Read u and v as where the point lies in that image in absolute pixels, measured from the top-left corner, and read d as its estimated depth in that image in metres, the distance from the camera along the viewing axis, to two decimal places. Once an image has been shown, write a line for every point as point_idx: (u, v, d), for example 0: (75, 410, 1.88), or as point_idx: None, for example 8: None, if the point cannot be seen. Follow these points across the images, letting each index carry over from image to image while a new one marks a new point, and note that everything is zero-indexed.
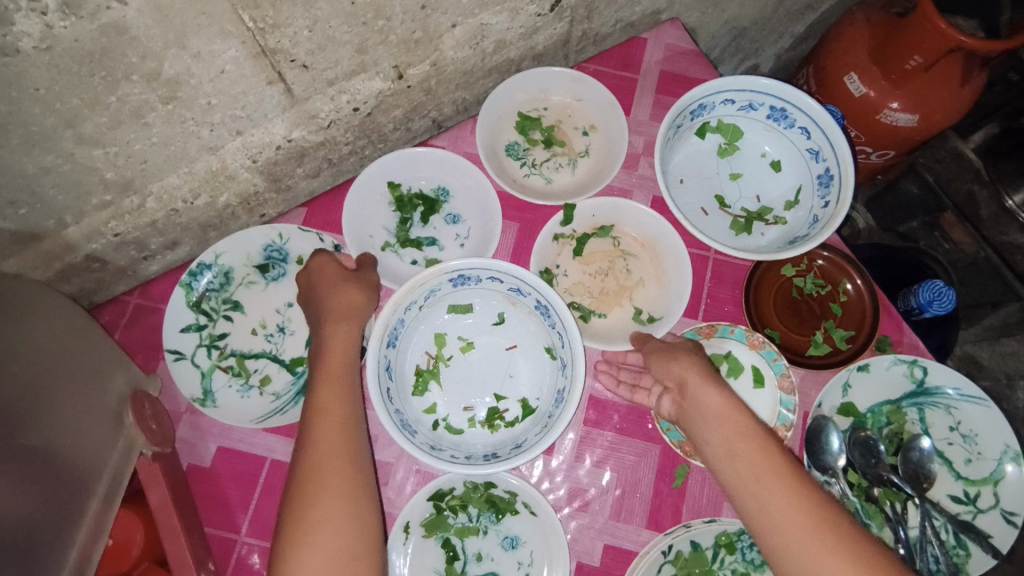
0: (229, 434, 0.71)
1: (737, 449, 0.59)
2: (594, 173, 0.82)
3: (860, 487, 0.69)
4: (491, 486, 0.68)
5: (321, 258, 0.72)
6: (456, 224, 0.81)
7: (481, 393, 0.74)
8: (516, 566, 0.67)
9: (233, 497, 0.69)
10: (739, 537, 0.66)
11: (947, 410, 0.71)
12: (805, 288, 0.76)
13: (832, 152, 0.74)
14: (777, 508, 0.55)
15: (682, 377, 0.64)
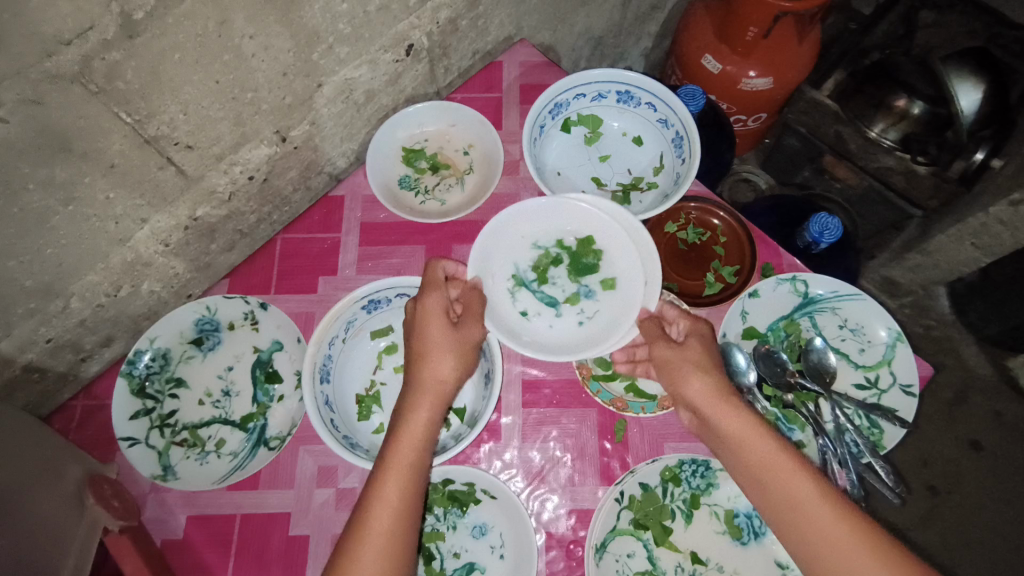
0: (196, 501, 0.74)
1: (750, 460, 0.60)
2: (480, 184, 0.90)
3: (776, 398, 0.77)
4: (447, 482, 0.72)
5: (432, 297, 0.70)
6: (589, 298, 0.80)
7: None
8: (489, 550, 0.71)
9: (210, 560, 0.72)
10: (681, 468, 0.71)
11: (833, 311, 0.79)
12: (689, 239, 0.85)
13: (676, 117, 0.84)
14: (816, 534, 0.55)
15: (691, 394, 0.65)
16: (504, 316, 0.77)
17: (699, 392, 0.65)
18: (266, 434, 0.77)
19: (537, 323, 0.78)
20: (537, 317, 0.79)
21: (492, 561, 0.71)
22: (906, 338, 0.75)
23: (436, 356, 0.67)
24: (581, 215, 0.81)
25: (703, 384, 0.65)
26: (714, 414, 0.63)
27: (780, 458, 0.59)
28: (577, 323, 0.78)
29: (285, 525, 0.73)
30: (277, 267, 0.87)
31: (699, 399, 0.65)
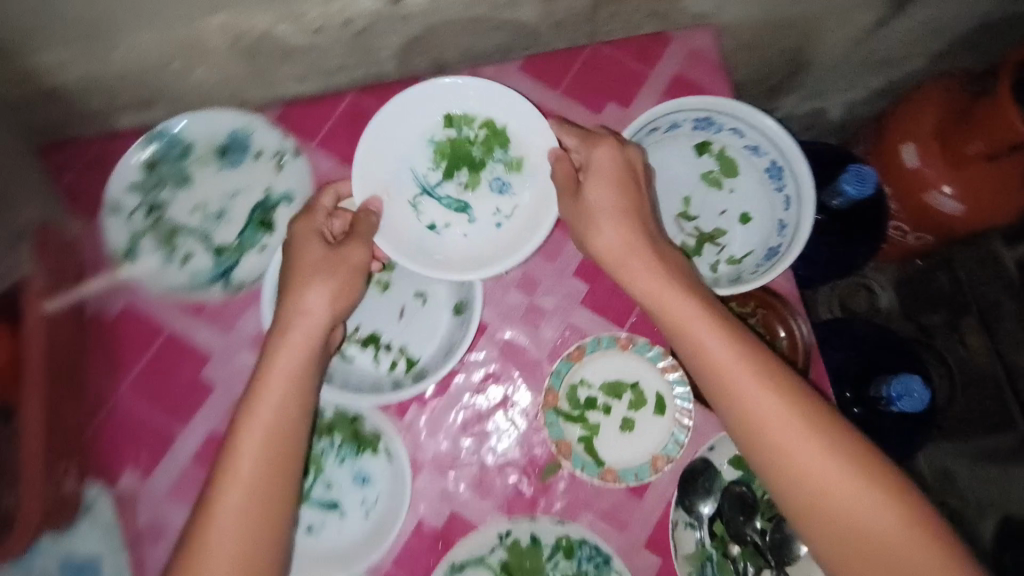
0: (136, 293, 0.72)
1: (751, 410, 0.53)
2: (539, 197, 0.72)
3: (720, 541, 0.67)
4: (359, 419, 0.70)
5: (301, 224, 0.64)
6: (503, 194, 0.74)
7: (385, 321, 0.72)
8: (357, 506, 0.69)
9: (122, 352, 0.71)
10: (580, 545, 0.66)
11: None
12: None
13: (793, 231, 0.68)
14: (807, 465, 0.51)
15: (762, 417, 0.53)
16: (402, 229, 0.72)
17: (758, 411, 0.53)
18: (231, 274, 0.74)
19: (447, 235, 0.74)
20: (448, 229, 0.74)
21: (355, 516, 0.69)
22: None
23: (321, 274, 0.60)
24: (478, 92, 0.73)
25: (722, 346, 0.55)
26: (778, 432, 0.52)
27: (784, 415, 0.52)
28: (495, 224, 0.74)
29: (199, 364, 0.72)
30: (329, 124, 0.80)
31: (778, 436, 0.52)
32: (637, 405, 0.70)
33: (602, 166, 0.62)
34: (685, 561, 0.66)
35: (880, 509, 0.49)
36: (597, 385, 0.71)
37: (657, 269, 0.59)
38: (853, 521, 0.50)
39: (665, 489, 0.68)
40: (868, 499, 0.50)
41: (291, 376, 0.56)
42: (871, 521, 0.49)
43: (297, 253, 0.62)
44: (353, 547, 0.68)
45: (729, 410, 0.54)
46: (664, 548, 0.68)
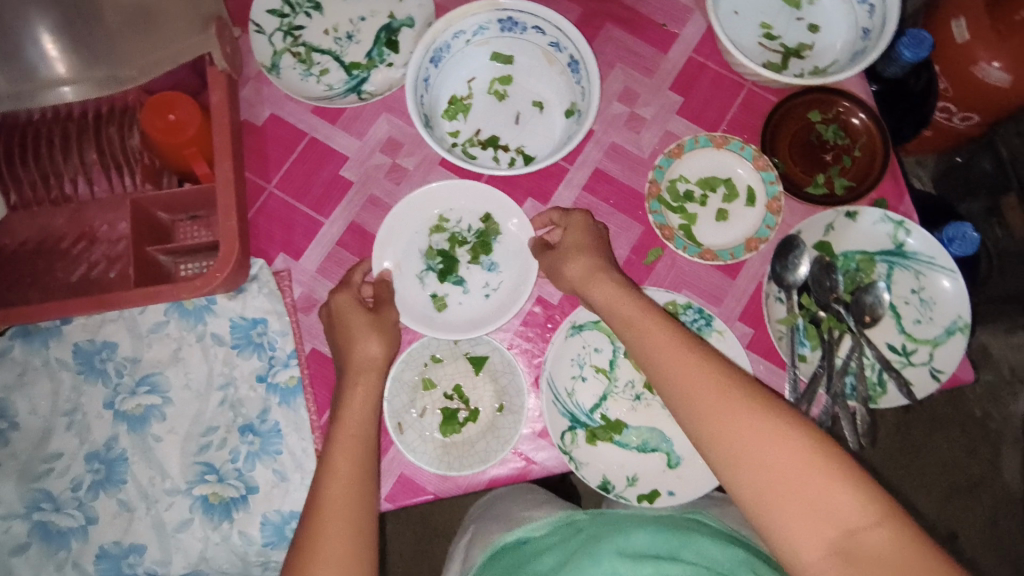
0: (282, 105, 0.82)
1: (708, 404, 0.53)
2: (507, 298, 0.76)
3: (808, 310, 0.75)
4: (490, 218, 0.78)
5: (342, 295, 0.71)
6: (490, 275, 0.78)
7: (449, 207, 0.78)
8: (480, 288, 0.77)
9: (272, 154, 0.80)
10: (684, 309, 0.74)
11: (915, 274, 0.76)
12: (825, 135, 0.79)
13: (879, 34, 0.76)
14: (766, 446, 0.50)
15: (685, 380, 0.55)
16: (411, 299, 0.76)
17: (668, 349, 0.58)
18: (363, 86, 0.83)
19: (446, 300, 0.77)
20: (447, 293, 0.77)
21: (477, 295, 0.77)
22: (966, 331, 0.73)
23: (363, 337, 0.68)
24: (465, 191, 0.78)
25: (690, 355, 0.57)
26: (736, 417, 0.52)
27: (746, 412, 0.52)
28: (483, 296, 0.77)
29: (337, 165, 0.81)
30: None
31: (699, 393, 0.54)
32: (728, 196, 0.78)
33: (579, 223, 0.73)
34: (776, 323, 0.74)
35: (777, 447, 0.50)
36: (693, 179, 0.79)
37: (598, 276, 0.67)
38: (757, 470, 0.50)
39: (757, 270, 0.77)
40: (764, 437, 0.50)
41: (358, 426, 0.62)
42: (768, 460, 0.50)
43: (345, 326, 0.69)
44: (471, 319, 0.76)
45: (669, 387, 0.57)
46: (758, 319, 0.76)
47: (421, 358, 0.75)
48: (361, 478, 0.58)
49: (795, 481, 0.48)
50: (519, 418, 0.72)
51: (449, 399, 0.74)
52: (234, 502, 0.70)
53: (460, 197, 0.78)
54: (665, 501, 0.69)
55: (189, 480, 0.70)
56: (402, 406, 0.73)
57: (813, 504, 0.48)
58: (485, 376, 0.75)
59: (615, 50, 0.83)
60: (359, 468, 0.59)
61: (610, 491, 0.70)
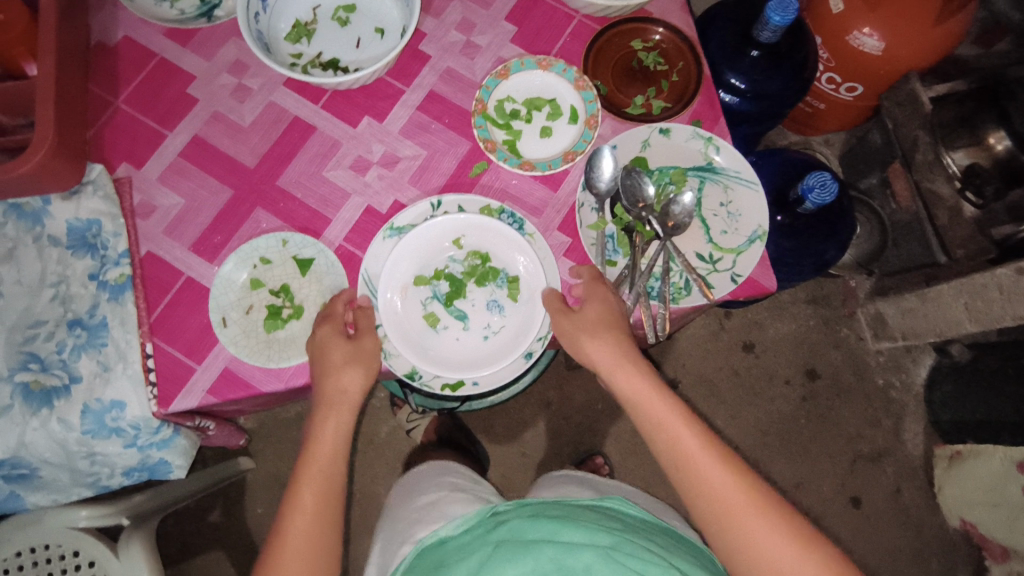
0: (135, 27, 0.86)
1: (723, 506, 0.65)
2: (505, 345, 0.79)
3: (621, 219, 0.79)
4: (516, 283, 0.80)
5: (323, 327, 0.74)
6: (493, 314, 0.80)
7: (514, 272, 0.80)
8: (480, 327, 0.80)
9: (122, 72, 0.84)
10: (499, 214, 0.79)
11: (723, 188, 0.81)
12: (645, 61, 0.85)
13: None
14: (756, 532, 0.63)
15: (682, 444, 0.69)
16: (402, 323, 0.78)
17: (693, 443, 0.68)
18: (214, 12, 0.86)
19: (444, 333, 0.79)
20: (447, 327, 0.79)
21: (476, 334, 0.79)
22: (764, 241, 0.78)
23: (346, 371, 0.73)
24: (490, 231, 0.80)
25: (692, 436, 0.69)
26: (734, 509, 0.64)
27: (744, 499, 0.65)
28: (481, 336, 0.80)
29: (185, 84, 0.85)
30: None
31: (688, 450, 0.68)
32: (551, 118, 0.83)
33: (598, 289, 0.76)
34: (586, 229, 0.78)
35: (760, 514, 0.64)
36: (519, 99, 0.84)
37: (625, 363, 0.74)
38: (735, 510, 0.64)
39: (577, 182, 0.81)
40: (731, 484, 0.65)
41: (330, 457, 0.74)
42: (738, 505, 0.64)
43: (324, 354, 0.73)
44: (460, 359, 0.79)
45: (642, 413, 0.72)
46: (575, 229, 0.80)
47: (250, 259, 0.79)
48: (326, 516, 0.70)
49: (757, 530, 0.63)
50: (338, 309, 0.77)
51: (274, 297, 0.78)
52: (56, 391, 0.73)
53: (484, 237, 0.80)
54: (470, 389, 0.77)
55: (12, 367, 0.73)
56: (229, 303, 0.77)
57: (765, 548, 0.63)
58: (311, 278, 0.79)
59: None
60: (324, 486, 0.72)
61: (416, 379, 0.77)
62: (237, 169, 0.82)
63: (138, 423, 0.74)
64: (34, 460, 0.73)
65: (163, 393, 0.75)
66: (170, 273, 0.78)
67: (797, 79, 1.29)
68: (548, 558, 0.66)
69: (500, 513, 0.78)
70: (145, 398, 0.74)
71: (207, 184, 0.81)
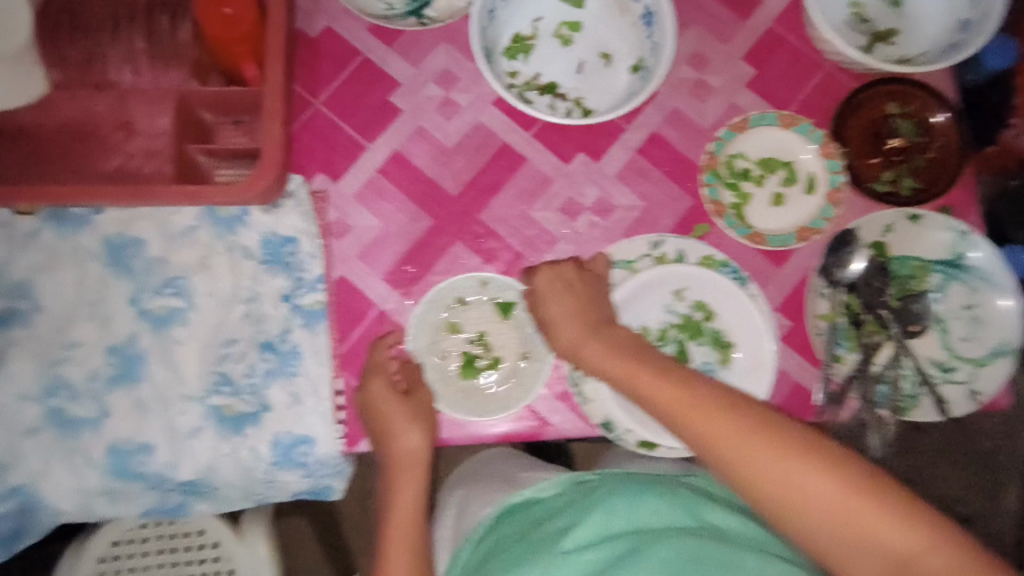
0: (341, 20, 0.78)
1: (844, 526, 0.46)
2: None
3: (852, 309, 0.73)
4: (731, 347, 0.71)
5: (375, 384, 0.69)
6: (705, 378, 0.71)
7: (731, 334, 0.71)
8: None
9: (323, 70, 0.77)
10: (720, 267, 0.71)
11: (970, 289, 0.73)
12: (901, 130, 0.76)
13: (978, 26, 0.71)
14: (907, 561, 0.45)
15: (721, 438, 0.52)
16: None
17: (728, 434, 0.51)
18: (425, 10, 0.77)
19: None
20: None
21: None
22: (1010, 357, 0.71)
23: (401, 434, 0.68)
24: (718, 286, 0.71)
25: (738, 423, 0.52)
26: (855, 525, 0.46)
27: (850, 500, 0.47)
28: None
29: (389, 92, 0.78)
30: None
31: (730, 447, 0.51)
32: (788, 182, 0.75)
33: (547, 284, 0.70)
34: (817, 320, 0.72)
35: (908, 535, 0.45)
36: (753, 158, 0.76)
37: (619, 349, 0.64)
38: (846, 531, 0.46)
39: (805, 260, 0.74)
40: (817, 478, 0.48)
41: (414, 457, 0.69)
42: (879, 535, 0.46)
43: (367, 394, 0.69)
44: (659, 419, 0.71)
45: (658, 411, 0.57)
46: (798, 312, 0.74)
47: (446, 300, 0.73)
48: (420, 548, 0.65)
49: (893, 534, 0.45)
50: (541, 367, 0.73)
51: (471, 345, 0.73)
52: (247, 417, 0.70)
53: (713, 291, 0.71)
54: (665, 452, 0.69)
55: (206, 389, 0.70)
56: (426, 347, 0.72)
57: None
58: (511, 324, 0.74)
59: (693, 10, 0.79)
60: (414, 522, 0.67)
61: (611, 432, 0.70)
62: (439, 196, 0.76)
63: (325, 461, 0.70)
64: (218, 481, 0.70)
65: (351, 432, 0.72)
66: (362, 302, 0.74)
67: None
68: (688, 553, 0.52)
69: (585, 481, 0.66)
70: (333, 436, 0.70)
71: (407, 209, 0.76)
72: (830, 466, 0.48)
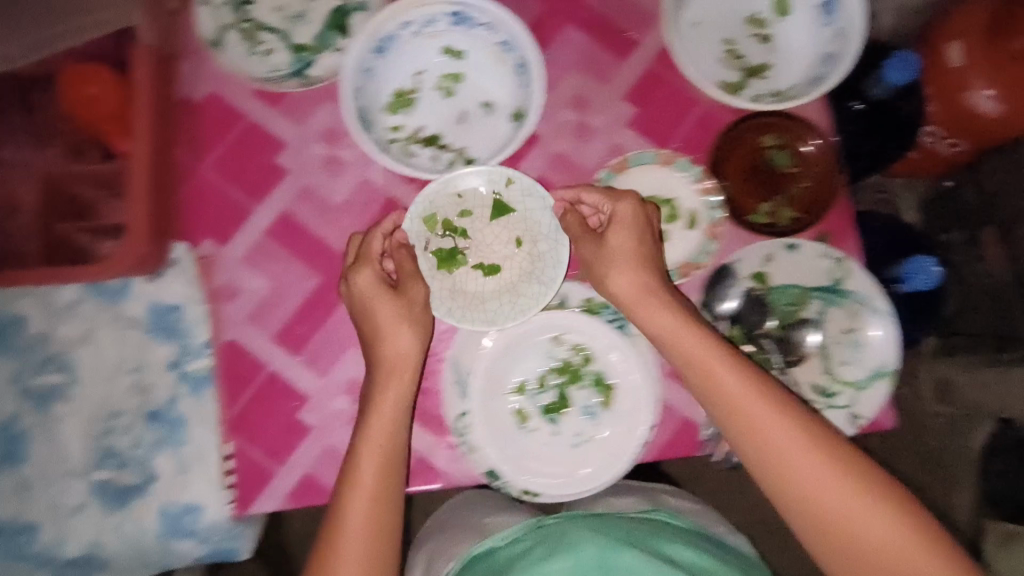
0: (224, 83, 0.79)
1: (784, 460, 0.60)
2: (599, 458, 0.70)
3: (734, 340, 0.74)
4: (611, 390, 0.71)
5: (365, 275, 0.69)
6: (589, 422, 0.71)
7: (610, 376, 0.71)
8: (570, 435, 0.71)
9: (207, 135, 0.78)
10: (602, 308, 0.72)
11: (849, 314, 0.74)
12: (777, 160, 0.77)
13: (840, 60, 0.73)
14: (832, 495, 0.58)
15: (727, 389, 0.63)
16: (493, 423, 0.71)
17: (737, 390, 0.63)
18: (308, 70, 0.79)
19: (532, 437, 0.71)
20: (537, 430, 0.71)
21: (565, 441, 0.71)
22: (889, 380, 0.73)
23: (396, 334, 0.67)
24: (593, 331, 0.72)
25: (735, 379, 0.63)
26: (820, 482, 0.59)
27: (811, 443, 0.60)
28: (571, 443, 0.71)
29: (274, 152, 0.78)
30: None
31: (731, 395, 0.62)
32: (669, 221, 0.76)
33: (625, 216, 0.69)
34: None
35: (836, 477, 0.59)
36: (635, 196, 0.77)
37: (649, 298, 0.67)
38: (806, 488, 0.59)
39: (689, 296, 0.76)
40: (792, 432, 0.60)
41: (395, 408, 0.66)
42: (804, 472, 0.59)
43: (373, 309, 0.68)
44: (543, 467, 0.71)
45: (693, 371, 0.65)
46: None
47: (430, 217, 0.73)
48: (379, 520, 0.63)
49: (823, 492, 0.58)
50: (547, 290, 0.71)
51: (429, 251, 0.73)
52: (132, 489, 0.71)
53: (590, 335, 0.72)
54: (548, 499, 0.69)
55: (89, 464, 0.71)
56: (418, 240, 0.73)
57: (866, 524, 0.57)
58: (514, 218, 0.74)
59: (573, 53, 0.80)
60: (386, 474, 0.64)
61: (496, 481, 0.70)
62: (327, 254, 0.77)
63: (215, 528, 0.71)
64: (108, 556, 0.71)
65: (240, 496, 0.71)
66: (251, 366, 0.74)
67: (903, 140, 1.18)
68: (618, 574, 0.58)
69: (546, 523, 0.69)
70: (223, 500, 0.72)
71: (295, 268, 0.76)
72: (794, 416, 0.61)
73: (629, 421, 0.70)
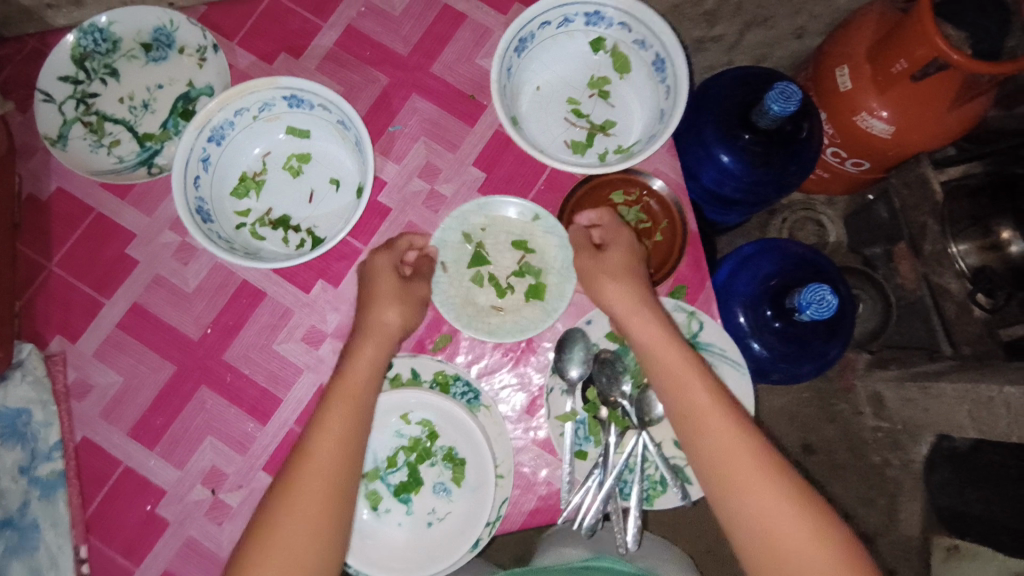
0: (70, 178, 0.79)
1: (716, 455, 0.61)
2: (450, 536, 0.70)
3: (592, 404, 0.73)
4: (462, 464, 0.72)
5: (380, 257, 0.72)
6: (442, 498, 0.72)
7: (460, 450, 0.72)
8: (424, 512, 0.71)
9: (55, 231, 0.78)
10: (454, 380, 0.73)
11: None
12: (626, 216, 0.79)
13: (669, 116, 0.73)
14: (754, 500, 0.59)
15: (655, 353, 0.67)
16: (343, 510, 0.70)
17: (654, 346, 0.67)
18: (155, 159, 0.79)
19: (385, 520, 0.70)
20: (391, 512, 0.71)
21: (420, 521, 0.71)
22: None
23: (379, 304, 0.69)
24: (436, 409, 0.72)
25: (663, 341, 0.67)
26: (741, 479, 0.60)
27: (742, 442, 0.61)
28: (425, 522, 0.71)
29: (124, 243, 0.78)
30: (252, 21, 0.82)
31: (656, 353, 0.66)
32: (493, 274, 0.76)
33: (623, 238, 0.73)
34: (554, 418, 0.73)
35: (780, 510, 0.58)
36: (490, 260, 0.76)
37: (635, 299, 0.69)
38: (756, 526, 0.58)
39: (544, 360, 0.76)
40: (720, 425, 0.62)
41: (342, 443, 0.62)
42: (788, 526, 0.57)
43: (371, 283, 0.71)
44: (401, 551, 0.70)
45: (663, 368, 0.66)
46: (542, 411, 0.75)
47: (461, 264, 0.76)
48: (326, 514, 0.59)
49: (792, 542, 0.56)
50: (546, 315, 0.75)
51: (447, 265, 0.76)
52: None
53: (437, 412, 0.72)
54: None
55: None
56: (452, 255, 0.76)
57: (776, 530, 0.57)
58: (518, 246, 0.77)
59: (420, 123, 0.80)
60: (329, 479, 0.60)
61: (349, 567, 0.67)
62: (180, 342, 0.76)
63: None
64: None
65: None
66: (106, 463, 0.74)
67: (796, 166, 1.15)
68: None
69: None
70: None
71: (147, 358, 0.76)
72: (736, 424, 0.62)
73: (478, 494, 0.70)
